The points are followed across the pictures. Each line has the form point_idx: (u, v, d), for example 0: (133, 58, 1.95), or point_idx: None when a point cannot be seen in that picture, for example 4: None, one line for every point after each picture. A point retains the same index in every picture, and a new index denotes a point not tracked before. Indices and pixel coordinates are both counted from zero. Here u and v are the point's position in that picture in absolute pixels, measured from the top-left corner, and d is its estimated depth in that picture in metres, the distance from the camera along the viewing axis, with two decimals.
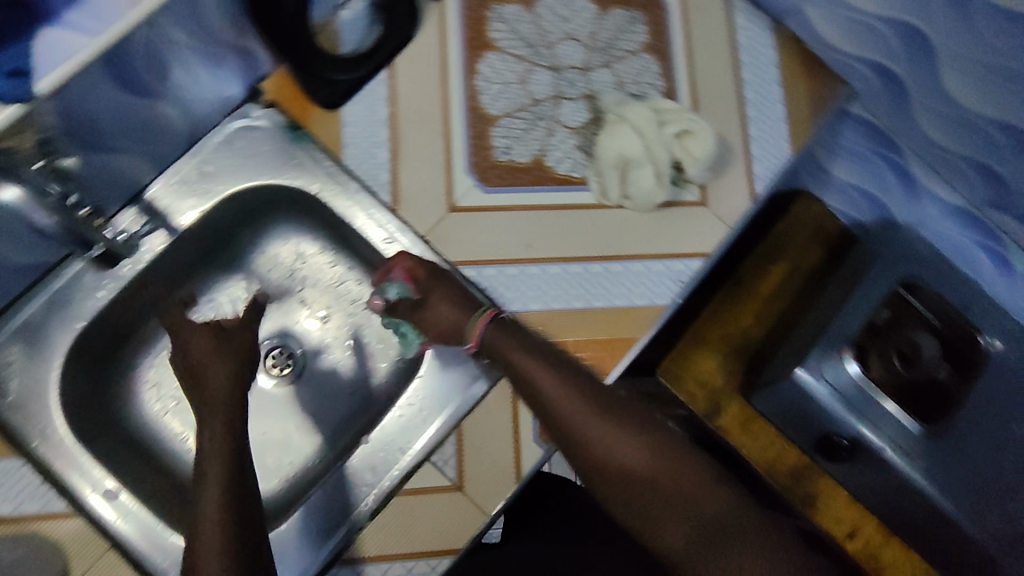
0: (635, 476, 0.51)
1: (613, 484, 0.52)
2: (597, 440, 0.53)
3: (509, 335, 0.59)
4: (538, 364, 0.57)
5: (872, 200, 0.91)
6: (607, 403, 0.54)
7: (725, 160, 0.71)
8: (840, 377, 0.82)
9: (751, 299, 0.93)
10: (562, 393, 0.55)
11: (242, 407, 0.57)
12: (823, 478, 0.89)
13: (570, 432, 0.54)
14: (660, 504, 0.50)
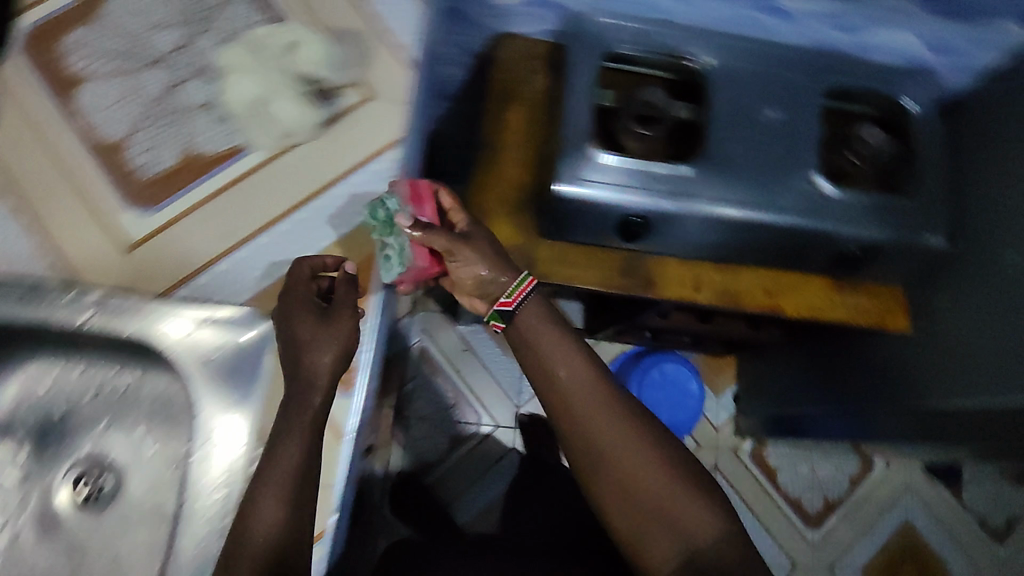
0: (620, 465, 0.65)
1: (609, 468, 0.66)
2: (596, 434, 0.66)
3: (542, 326, 0.70)
4: (562, 353, 0.68)
5: (550, 6, 0.89)
6: (609, 394, 0.68)
7: (364, 48, 0.70)
8: (602, 172, 0.83)
9: (506, 150, 0.91)
10: (581, 392, 0.67)
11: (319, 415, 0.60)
12: (651, 258, 0.91)
13: (575, 426, 0.67)
14: (649, 489, 0.64)
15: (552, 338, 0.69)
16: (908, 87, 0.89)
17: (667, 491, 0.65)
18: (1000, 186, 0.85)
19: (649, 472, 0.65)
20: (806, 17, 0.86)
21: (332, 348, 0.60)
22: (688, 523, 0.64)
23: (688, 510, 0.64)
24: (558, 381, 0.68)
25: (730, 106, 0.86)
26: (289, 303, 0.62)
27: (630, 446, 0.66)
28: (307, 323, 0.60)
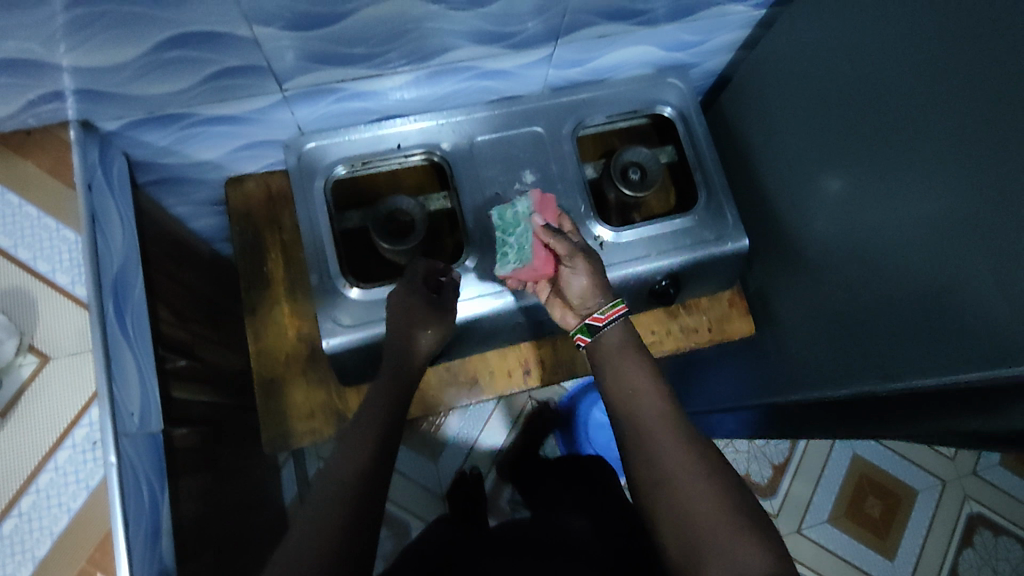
0: (688, 516, 0.52)
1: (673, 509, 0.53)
2: (650, 449, 0.56)
3: (619, 335, 0.65)
4: (637, 364, 0.62)
5: (260, 145, 0.78)
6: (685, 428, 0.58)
7: (23, 306, 0.60)
8: (368, 310, 0.72)
9: (276, 308, 0.80)
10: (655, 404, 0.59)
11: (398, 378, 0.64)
12: (466, 361, 0.83)
13: (654, 452, 0.56)
14: (703, 534, 0.51)
15: (630, 362, 0.62)
16: (659, 92, 0.84)
17: (721, 533, 0.50)
18: (785, 151, 0.81)
19: (708, 499, 0.52)
20: (527, 70, 0.77)
21: (434, 336, 0.67)
22: (737, 553, 0.49)
23: (734, 544, 0.50)
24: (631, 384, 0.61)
25: (484, 184, 0.78)
26: (404, 294, 0.68)
27: (693, 485, 0.53)
28: (408, 292, 0.67)
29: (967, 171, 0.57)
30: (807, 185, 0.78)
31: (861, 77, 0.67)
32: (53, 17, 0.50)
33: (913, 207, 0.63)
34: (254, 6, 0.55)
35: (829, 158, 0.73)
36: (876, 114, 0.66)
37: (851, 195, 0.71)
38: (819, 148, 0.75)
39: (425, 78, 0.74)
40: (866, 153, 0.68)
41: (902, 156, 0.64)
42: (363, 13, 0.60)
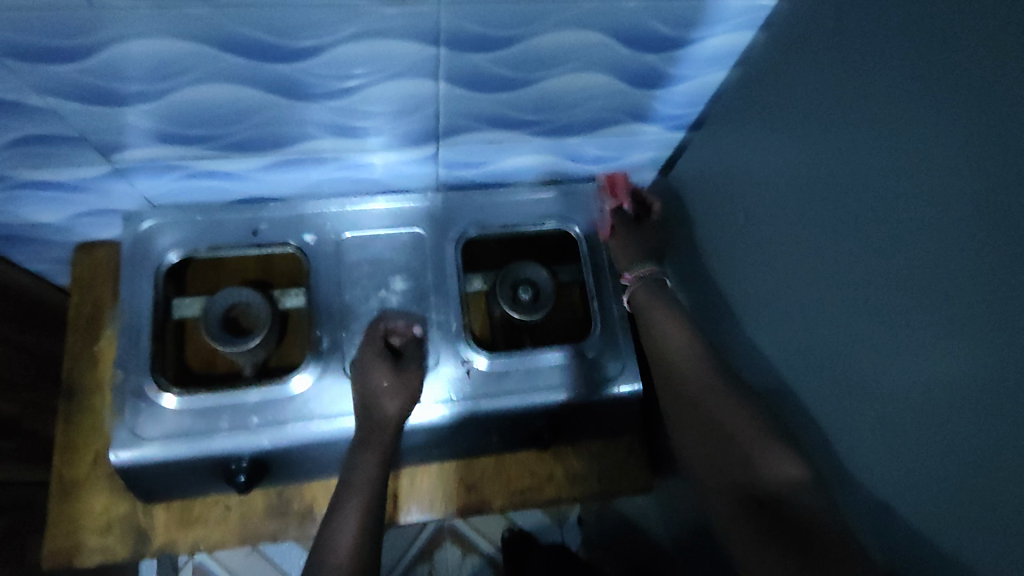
0: (727, 446, 0.52)
1: (717, 415, 0.53)
2: (686, 393, 0.56)
3: (646, 291, 0.64)
4: (660, 313, 0.62)
5: (106, 213, 0.70)
6: (714, 368, 0.56)
7: None
8: (175, 422, 0.61)
9: (97, 396, 0.70)
10: (680, 344, 0.59)
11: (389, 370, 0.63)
12: (303, 488, 0.70)
13: (688, 400, 0.56)
14: (736, 464, 0.50)
15: (658, 313, 0.62)
16: (565, 206, 0.75)
17: (752, 447, 0.50)
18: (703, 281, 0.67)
19: (739, 435, 0.51)
20: (411, 166, 0.70)
21: (401, 397, 0.62)
22: (765, 468, 0.49)
23: (770, 464, 0.48)
24: (656, 330, 0.61)
25: (347, 288, 0.68)
26: (364, 358, 0.64)
27: (727, 420, 0.53)
28: (371, 354, 0.64)
29: (879, 346, 0.42)
30: (715, 330, 0.64)
31: (760, 215, 0.55)
32: None
33: (817, 383, 0.48)
34: (38, 76, 0.48)
35: (736, 301, 0.60)
36: (777, 262, 0.53)
37: (761, 346, 0.56)
38: (727, 287, 0.61)
39: (285, 164, 0.66)
40: (772, 303, 0.54)
41: (805, 317, 0.49)
42: (182, 94, 0.53)
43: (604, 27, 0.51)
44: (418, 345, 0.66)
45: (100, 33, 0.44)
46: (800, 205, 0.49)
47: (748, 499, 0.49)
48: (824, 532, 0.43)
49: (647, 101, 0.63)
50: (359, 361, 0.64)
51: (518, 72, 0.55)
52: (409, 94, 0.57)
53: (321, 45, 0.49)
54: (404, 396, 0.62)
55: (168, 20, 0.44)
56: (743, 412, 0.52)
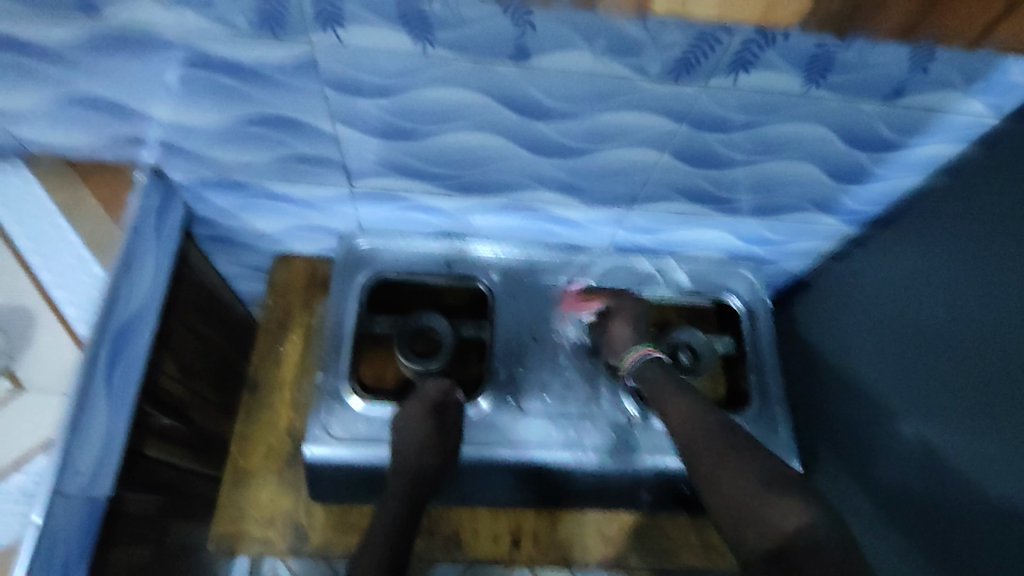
0: (724, 498, 0.50)
1: (743, 489, 0.49)
2: (724, 494, 0.50)
3: (660, 370, 0.66)
4: (673, 401, 0.61)
5: (318, 229, 0.78)
6: (732, 439, 0.54)
7: (22, 327, 0.58)
8: (365, 426, 0.66)
9: (278, 393, 0.76)
10: (680, 412, 0.60)
11: (423, 411, 0.64)
12: (455, 512, 0.74)
13: (707, 458, 0.54)
14: (733, 519, 0.48)
15: (670, 399, 0.62)
16: (730, 281, 0.79)
17: (755, 501, 0.48)
18: (861, 384, 0.70)
19: (744, 495, 0.49)
20: (596, 224, 0.76)
21: (436, 448, 0.63)
22: (769, 519, 0.46)
23: (766, 509, 0.47)
24: (667, 412, 0.61)
25: (525, 326, 0.74)
26: (406, 414, 0.65)
27: (738, 487, 0.50)
28: (417, 411, 0.64)
29: (1009, 431, 0.52)
30: (876, 430, 0.68)
31: (933, 326, 0.62)
32: (155, 70, 0.53)
33: (965, 470, 0.56)
34: (341, 107, 0.56)
35: (900, 401, 0.65)
36: (949, 366, 0.59)
37: (935, 445, 0.59)
38: (891, 390, 0.66)
39: (494, 208, 0.73)
40: (946, 405, 0.59)
41: (991, 422, 0.54)
42: (445, 136, 0.60)
43: (830, 123, 0.57)
44: (459, 409, 0.67)
45: (416, 78, 0.52)
46: (995, 323, 0.55)
47: (766, 559, 0.45)
48: (821, 568, 0.41)
49: (836, 194, 0.69)
50: (403, 411, 0.65)
51: (737, 152, 0.62)
52: (632, 160, 0.64)
53: (585, 110, 0.56)
54: (441, 439, 0.64)
55: (476, 75, 0.52)
56: (761, 469, 0.50)
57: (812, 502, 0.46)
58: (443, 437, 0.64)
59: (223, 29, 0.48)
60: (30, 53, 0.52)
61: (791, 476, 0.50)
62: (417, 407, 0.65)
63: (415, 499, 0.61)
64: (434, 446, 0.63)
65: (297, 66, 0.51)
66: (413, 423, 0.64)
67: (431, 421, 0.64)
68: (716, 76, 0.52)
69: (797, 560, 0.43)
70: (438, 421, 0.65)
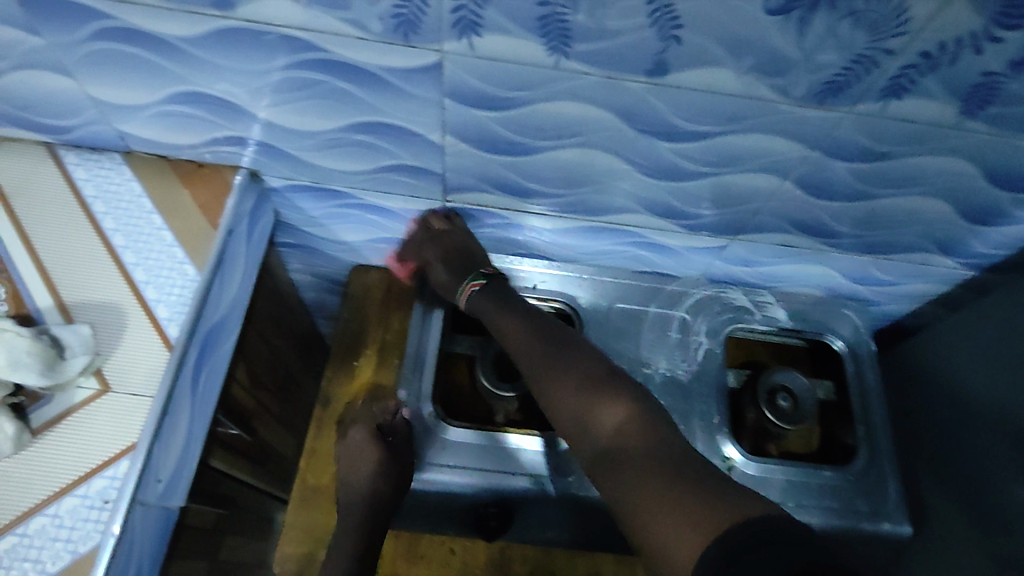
0: (563, 410, 0.58)
1: (581, 411, 0.57)
2: (549, 389, 0.59)
3: (523, 317, 0.63)
4: (492, 303, 0.66)
5: (400, 243, 0.76)
6: (545, 325, 0.63)
7: (111, 326, 0.56)
8: (447, 450, 0.63)
9: (350, 408, 0.74)
10: (517, 321, 0.63)
11: (365, 432, 0.67)
12: (531, 550, 0.69)
13: (535, 357, 0.61)
14: (564, 416, 0.58)
15: (510, 325, 0.64)
16: (832, 321, 0.74)
17: (586, 399, 0.57)
18: (972, 439, 0.65)
19: (574, 394, 0.58)
20: (691, 253, 0.72)
21: (382, 469, 0.64)
22: (598, 418, 0.56)
23: (596, 410, 0.57)
24: (498, 325, 0.64)
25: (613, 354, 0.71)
26: (353, 437, 0.68)
27: (563, 384, 0.59)
28: (361, 434, 0.67)
29: None
30: (988, 491, 0.62)
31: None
32: (269, 71, 0.52)
33: None
34: (455, 117, 0.54)
35: (1018, 462, 0.59)
36: None
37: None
38: (1007, 448, 0.61)
39: (587, 231, 0.70)
40: None
41: None
42: (554, 153, 0.58)
43: (976, 158, 0.53)
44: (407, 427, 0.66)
45: (539, 90, 0.50)
46: None
47: (597, 454, 0.55)
48: (648, 466, 0.51)
49: (961, 235, 0.64)
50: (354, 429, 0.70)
51: (865, 185, 0.58)
52: (747, 188, 0.60)
53: (712, 131, 0.53)
54: (395, 457, 0.64)
55: (604, 89, 0.49)
56: (576, 363, 0.60)
57: (634, 397, 0.57)
58: (390, 457, 0.64)
59: (352, 30, 0.46)
60: (152, 49, 0.51)
61: (592, 361, 0.60)
62: (363, 428, 0.68)
63: (374, 521, 0.63)
64: (380, 461, 0.64)
65: (418, 72, 0.49)
66: (358, 439, 0.68)
67: (372, 440, 0.66)
68: (866, 102, 0.48)
69: (623, 456, 0.53)
70: (382, 438, 0.66)
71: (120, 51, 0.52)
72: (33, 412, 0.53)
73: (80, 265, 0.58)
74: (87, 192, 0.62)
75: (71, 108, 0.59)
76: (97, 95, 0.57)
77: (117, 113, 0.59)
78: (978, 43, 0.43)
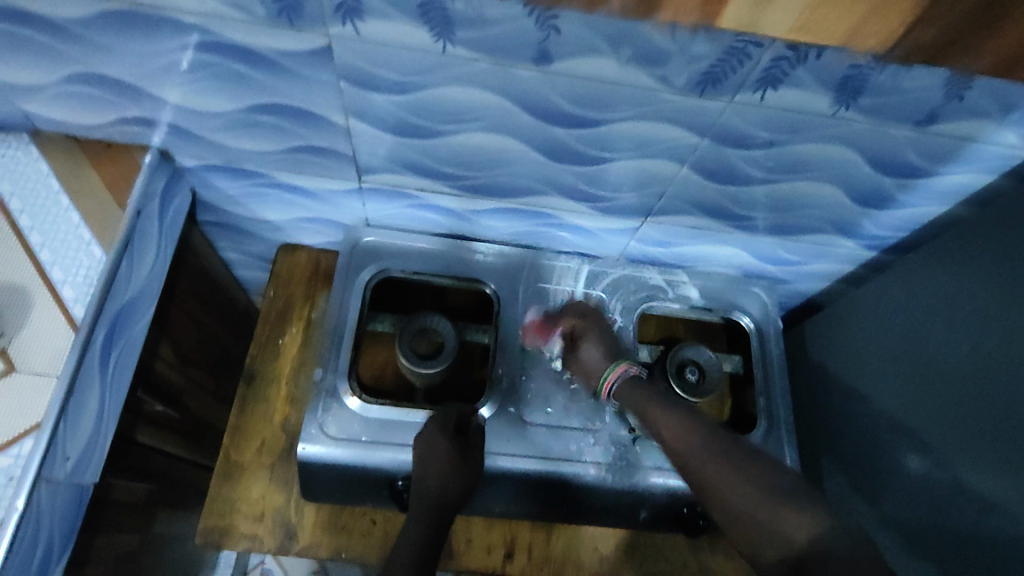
0: (735, 511, 0.44)
1: (767, 523, 0.42)
2: (733, 518, 0.44)
3: (633, 387, 0.59)
4: (656, 403, 0.54)
5: (324, 222, 0.77)
6: (699, 414, 0.51)
7: (16, 307, 0.56)
8: (362, 427, 0.65)
9: (274, 386, 0.75)
10: (668, 423, 0.52)
11: (442, 429, 0.61)
12: None
13: (705, 465, 0.47)
14: (737, 530, 0.44)
15: (654, 407, 0.54)
16: (742, 299, 0.77)
17: (769, 506, 0.42)
18: (864, 412, 0.70)
19: (752, 508, 0.43)
20: (608, 233, 0.74)
21: (458, 477, 0.59)
22: (783, 527, 0.41)
23: (779, 517, 0.41)
24: (656, 427, 0.53)
25: (531, 332, 0.72)
26: (427, 434, 0.61)
27: (745, 505, 0.44)
28: (434, 433, 0.60)
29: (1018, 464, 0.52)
30: (883, 466, 0.67)
31: (940, 360, 0.61)
32: (166, 53, 0.52)
33: (971, 503, 0.55)
34: (357, 101, 0.55)
35: (903, 433, 0.64)
36: (953, 401, 0.59)
37: (940, 473, 0.59)
38: (893, 420, 0.66)
39: (506, 212, 0.72)
40: (949, 437, 0.59)
41: (1000, 455, 0.53)
42: (461, 137, 0.59)
43: (858, 146, 0.56)
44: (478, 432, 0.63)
45: (435, 76, 0.51)
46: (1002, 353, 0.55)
47: (786, 571, 0.40)
48: (841, 572, 0.37)
49: (857, 217, 0.67)
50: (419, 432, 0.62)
51: (758, 169, 0.60)
52: (649, 172, 0.62)
53: (606, 117, 0.54)
54: (468, 468, 0.60)
55: (496, 76, 0.50)
56: (747, 460, 0.46)
57: (822, 503, 0.42)
58: (466, 468, 0.60)
59: (239, 14, 0.47)
60: (41, 29, 0.51)
61: (771, 464, 0.45)
62: (434, 426, 0.61)
63: (440, 523, 0.59)
64: (458, 472, 0.59)
65: (312, 57, 0.50)
66: (422, 438, 0.60)
67: (446, 450, 0.59)
68: (744, 92, 0.50)
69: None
70: (456, 448, 0.60)
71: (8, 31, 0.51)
72: None
73: None
74: None
75: None
76: None
77: (16, 92, 0.58)
78: (839, 39, 0.45)
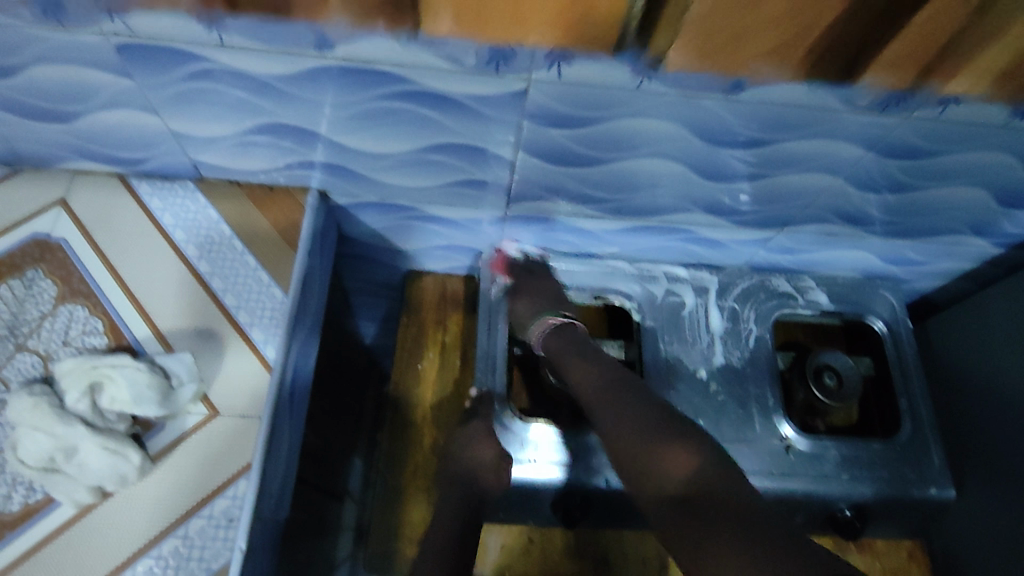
0: (627, 448, 0.53)
1: (647, 459, 0.51)
2: (621, 436, 0.54)
3: (562, 338, 0.66)
4: (577, 360, 0.63)
5: (456, 248, 0.79)
6: (607, 368, 0.61)
7: (210, 352, 0.59)
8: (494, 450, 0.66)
9: (421, 411, 0.78)
10: (588, 379, 0.61)
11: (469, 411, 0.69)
12: (602, 534, 0.75)
13: (612, 406, 0.57)
14: (628, 454, 0.53)
15: (571, 361, 0.64)
16: (870, 302, 0.79)
17: (645, 446, 0.52)
18: (999, 409, 0.71)
19: (634, 443, 0.53)
20: (740, 245, 0.76)
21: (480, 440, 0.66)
22: (663, 467, 0.50)
23: (662, 455, 0.50)
24: (574, 381, 0.62)
25: (672, 345, 0.74)
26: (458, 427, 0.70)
27: (630, 427, 0.54)
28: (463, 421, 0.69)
29: None
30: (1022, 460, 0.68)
31: None
32: (357, 101, 0.54)
33: None
34: (533, 136, 0.57)
35: None
36: None
37: None
38: None
39: (641, 229, 0.73)
40: None
41: None
42: (623, 163, 0.61)
43: (1016, 152, 0.58)
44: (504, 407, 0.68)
45: (621, 111, 0.53)
46: None
47: (667, 500, 0.48)
48: (724, 510, 0.44)
49: (994, 218, 0.69)
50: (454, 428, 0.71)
51: (910, 178, 0.62)
52: (802, 185, 0.64)
53: (778, 138, 0.56)
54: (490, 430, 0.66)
55: (680, 106, 0.52)
56: (643, 410, 0.55)
57: (698, 442, 0.50)
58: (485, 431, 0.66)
59: (447, 65, 0.49)
60: (240, 86, 0.53)
61: (648, 403, 0.56)
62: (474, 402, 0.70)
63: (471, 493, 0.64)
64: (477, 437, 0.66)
65: (506, 97, 0.52)
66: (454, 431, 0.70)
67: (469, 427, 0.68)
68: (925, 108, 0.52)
69: (696, 509, 0.46)
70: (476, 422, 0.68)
71: (206, 89, 0.54)
72: (152, 440, 0.55)
73: (173, 295, 0.60)
74: (165, 222, 0.64)
75: (150, 140, 0.60)
76: (176, 128, 0.58)
77: (194, 143, 0.61)
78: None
